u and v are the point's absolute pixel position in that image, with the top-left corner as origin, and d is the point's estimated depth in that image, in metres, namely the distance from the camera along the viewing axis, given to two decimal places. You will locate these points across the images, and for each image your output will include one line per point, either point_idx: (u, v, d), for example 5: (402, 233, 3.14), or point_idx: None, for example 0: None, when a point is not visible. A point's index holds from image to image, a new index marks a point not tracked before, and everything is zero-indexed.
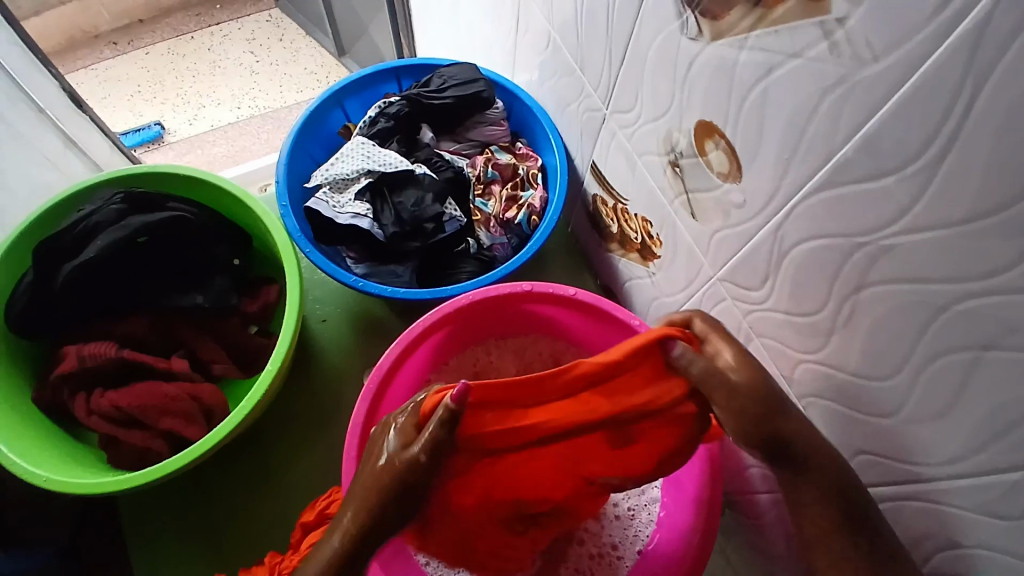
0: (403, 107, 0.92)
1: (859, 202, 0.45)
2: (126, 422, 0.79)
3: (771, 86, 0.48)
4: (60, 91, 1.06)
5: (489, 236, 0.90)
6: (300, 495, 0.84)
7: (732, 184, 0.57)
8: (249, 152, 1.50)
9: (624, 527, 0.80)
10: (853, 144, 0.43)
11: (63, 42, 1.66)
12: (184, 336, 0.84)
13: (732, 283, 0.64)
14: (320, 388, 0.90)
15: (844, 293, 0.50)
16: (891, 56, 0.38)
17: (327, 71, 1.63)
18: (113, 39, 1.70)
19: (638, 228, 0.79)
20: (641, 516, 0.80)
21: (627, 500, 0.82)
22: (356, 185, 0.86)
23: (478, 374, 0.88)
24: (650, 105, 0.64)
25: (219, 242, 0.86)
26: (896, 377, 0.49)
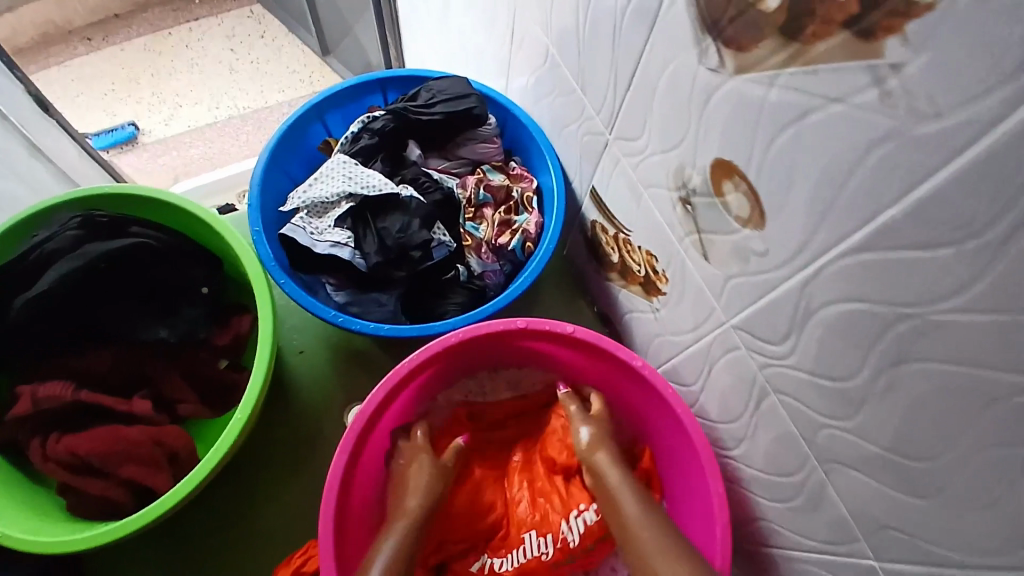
0: (389, 122, 0.85)
1: (906, 269, 0.40)
2: (83, 469, 0.71)
3: (806, 130, 0.42)
4: (25, 95, 0.97)
5: (480, 263, 0.83)
6: (274, 541, 0.76)
7: (754, 231, 0.51)
8: (228, 155, 1.43)
9: None
10: (901, 208, 0.38)
11: (33, 36, 1.50)
12: (150, 371, 0.78)
13: (748, 332, 0.58)
14: (294, 426, 0.82)
15: (881, 365, 0.45)
16: (959, 116, 0.33)
17: (310, 71, 1.55)
18: (87, 34, 1.55)
19: (641, 261, 0.72)
20: None
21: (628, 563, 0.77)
22: (337, 210, 0.79)
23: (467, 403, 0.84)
24: (660, 135, 0.59)
25: (191, 268, 0.79)
26: (941, 459, 0.45)
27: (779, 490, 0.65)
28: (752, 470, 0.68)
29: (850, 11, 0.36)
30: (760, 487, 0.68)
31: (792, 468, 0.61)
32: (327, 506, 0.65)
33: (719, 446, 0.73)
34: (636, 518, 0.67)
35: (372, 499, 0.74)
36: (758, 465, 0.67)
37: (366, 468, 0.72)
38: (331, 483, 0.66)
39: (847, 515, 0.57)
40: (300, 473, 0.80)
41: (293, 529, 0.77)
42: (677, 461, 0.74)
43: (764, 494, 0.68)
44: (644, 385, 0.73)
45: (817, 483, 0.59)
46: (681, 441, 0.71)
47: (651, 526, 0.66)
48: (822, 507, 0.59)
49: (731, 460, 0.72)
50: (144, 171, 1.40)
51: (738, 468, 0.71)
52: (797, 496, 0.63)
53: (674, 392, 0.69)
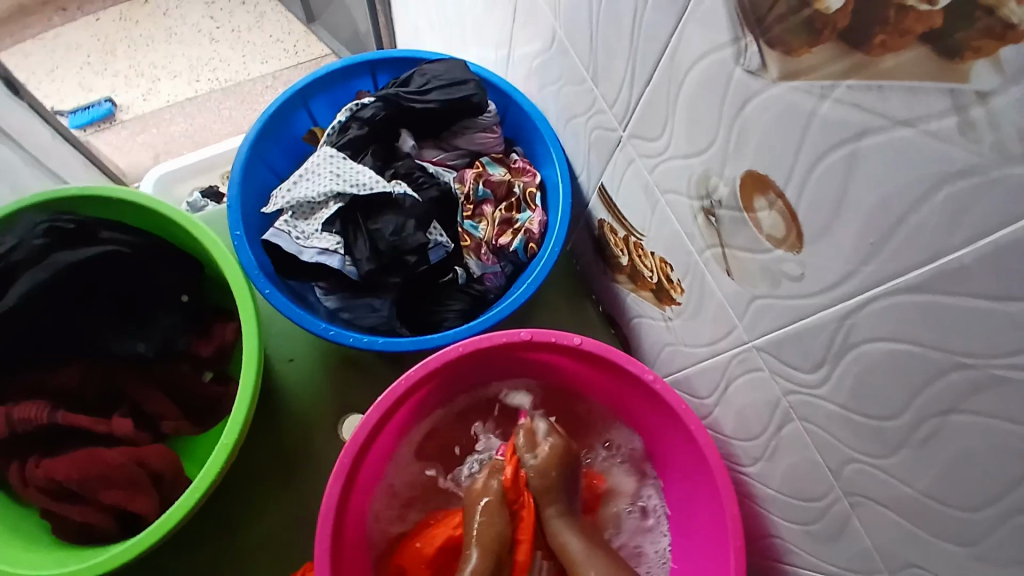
0: (379, 110, 0.78)
1: (969, 319, 0.35)
2: (64, 494, 0.68)
3: (861, 154, 0.37)
4: None
5: (480, 265, 0.78)
6: (269, 560, 0.72)
7: (790, 253, 0.46)
8: (210, 132, 1.35)
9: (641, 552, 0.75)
10: (972, 251, 0.33)
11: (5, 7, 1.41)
12: (135, 387, 0.74)
13: (774, 356, 0.53)
14: (283, 441, 0.77)
15: (928, 410, 0.41)
16: None
17: (295, 40, 1.45)
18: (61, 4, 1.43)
19: (654, 267, 0.67)
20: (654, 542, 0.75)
21: (626, 537, 0.76)
22: (325, 211, 0.73)
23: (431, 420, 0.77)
24: (684, 137, 0.53)
25: (166, 275, 0.74)
26: (982, 510, 0.41)
27: (797, 512, 0.60)
28: (768, 488, 0.63)
29: (933, 24, 0.30)
30: (775, 506, 0.63)
31: (814, 494, 0.56)
32: (321, 537, 0.61)
33: (733, 462, 0.68)
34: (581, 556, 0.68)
35: (364, 518, 0.70)
36: (775, 484, 0.62)
37: (360, 490, 0.68)
38: (325, 512, 0.61)
39: (871, 548, 0.52)
40: (289, 487, 0.75)
41: (288, 548, 0.73)
42: (688, 475, 0.70)
43: (779, 513, 0.63)
44: (653, 399, 0.68)
45: (840, 513, 0.54)
46: (693, 458, 0.67)
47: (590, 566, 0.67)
48: (844, 536, 0.55)
49: (746, 476, 0.66)
50: (123, 150, 1.32)
51: (751, 484, 0.66)
52: (817, 522, 0.58)
53: (684, 406, 0.64)
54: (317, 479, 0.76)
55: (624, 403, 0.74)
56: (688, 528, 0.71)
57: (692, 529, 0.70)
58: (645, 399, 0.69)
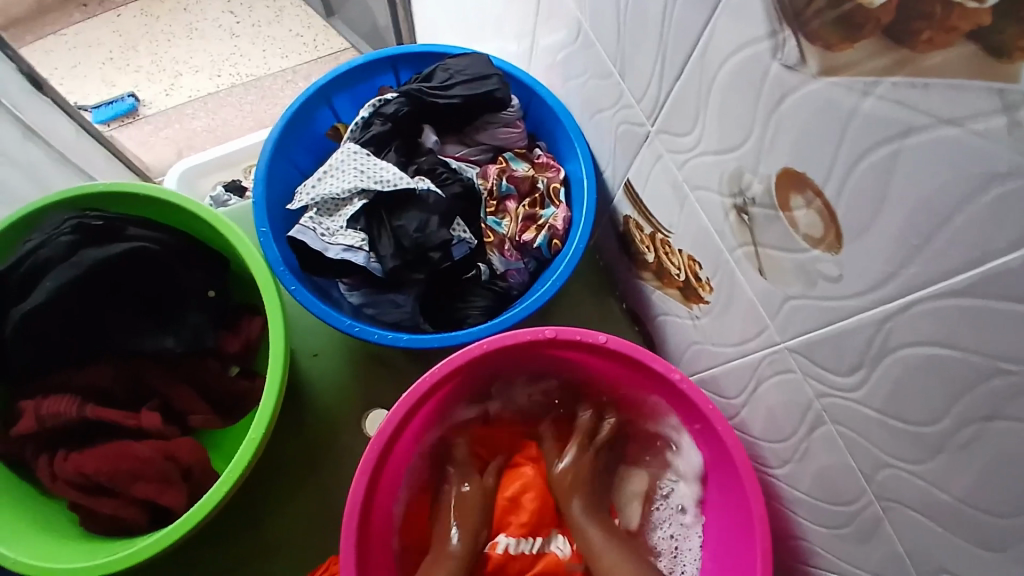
0: (402, 105, 0.78)
1: (1016, 325, 0.34)
2: (94, 488, 0.69)
3: (905, 152, 0.36)
4: (17, 73, 0.90)
5: (503, 262, 0.78)
6: (295, 553, 0.73)
7: (827, 253, 0.45)
8: (232, 127, 1.36)
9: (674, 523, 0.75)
10: (1021, 255, 0.32)
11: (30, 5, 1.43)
12: (161, 382, 0.75)
13: (806, 357, 0.52)
14: (309, 436, 0.78)
15: (967, 416, 0.40)
16: None
17: (314, 34, 1.45)
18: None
19: (682, 265, 0.66)
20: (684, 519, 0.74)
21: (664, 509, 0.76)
22: (349, 208, 0.73)
23: (459, 415, 0.77)
24: (715, 133, 0.52)
25: (193, 272, 0.75)
26: (1019, 518, 0.40)
27: (826, 515, 0.59)
28: (796, 491, 0.62)
29: (981, 21, 0.29)
30: (804, 508, 0.62)
31: (844, 498, 0.55)
32: (347, 532, 0.61)
33: (760, 463, 0.67)
34: (599, 545, 0.72)
35: (390, 513, 0.70)
36: (804, 487, 0.61)
37: (385, 488, 0.68)
38: (350, 510, 0.61)
39: (903, 553, 0.51)
40: (314, 482, 0.76)
41: (313, 541, 0.74)
42: (716, 476, 0.68)
43: (808, 516, 0.62)
44: (679, 399, 0.68)
45: (871, 518, 0.53)
46: (720, 459, 0.66)
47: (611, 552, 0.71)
48: (875, 540, 0.54)
49: (774, 478, 0.66)
50: (147, 145, 1.33)
51: (779, 486, 0.65)
52: (847, 525, 0.57)
53: (711, 407, 0.63)
54: (342, 472, 0.77)
55: (649, 401, 0.74)
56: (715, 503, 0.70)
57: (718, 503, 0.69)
58: (670, 397, 0.69)
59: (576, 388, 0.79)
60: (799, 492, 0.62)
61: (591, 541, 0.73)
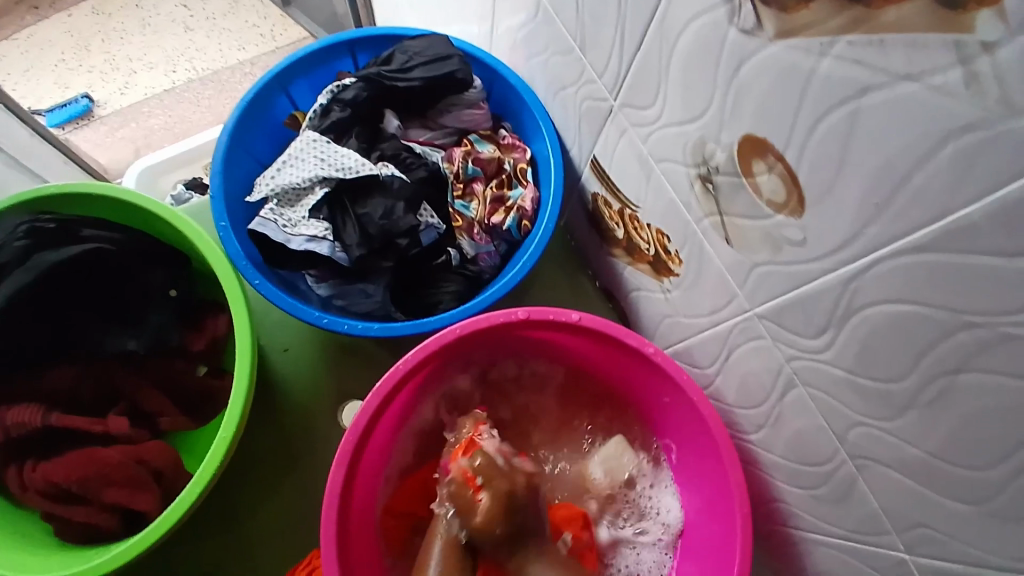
0: (361, 90, 0.76)
1: (979, 277, 0.34)
2: (63, 497, 0.67)
3: (863, 112, 0.36)
4: None
5: (473, 246, 0.76)
6: (275, 553, 0.72)
7: (791, 219, 0.45)
8: (191, 124, 1.31)
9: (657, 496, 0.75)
10: (980, 208, 0.33)
11: None
12: (127, 386, 0.72)
13: (776, 323, 0.52)
14: (283, 432, 0.76)
15: (934, 370, 0.40)
16: None
17: (272, 25, 1.40)
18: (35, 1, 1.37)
19: (651, 239, 0.66)
20: (664, 490, 0.75)
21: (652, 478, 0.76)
22: (311, 197, 0.71)
23: (445, 394, 0.78)
24: (677, 103, 0.51)
25: (153, 270, 0.73)
26: (988, 468, 0.41)
27: (802, 476, 0.60)
28: (772, 455, 0.63)
29: None
30: (781, 472, 0.63)
31: (819, 459, 0.56)
32: (327, 527, 0.60)
33: (737, 430, 0.67)
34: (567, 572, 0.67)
35: (371, 505, 0.69)
36: (779, 450, 0.62)
37: (363, 480, 0.67)
38: (331, 491, 0.61)
39: (879, 510, 0.52)
40: (292, 478, 0.75)
41: (293, 538, 0.73)
42: (694, 446, 0.69)
43: (784, 478, 0.63)
44: (655, 372, 0.68)
45: (846, 477, 0.54)
46: (698, 430, 0.67)
47: None
48: (850, 498, 0.55)
49: (749, 443, 0.66)
50: (103, 145, 1.28)
51: (756, 451, 0.66)
52: (822, 486, 0.58)
53: (686, 376, 0.64)
54: (320, 467, 0.76)
55: (626, 378, 0.74)
56: (694, 475, 0.71)
57: (697, 473, 0.70)
58: (646, 371, 0.69)
59: (551, 366, 0.79)
60: (771, 456, 0.63)
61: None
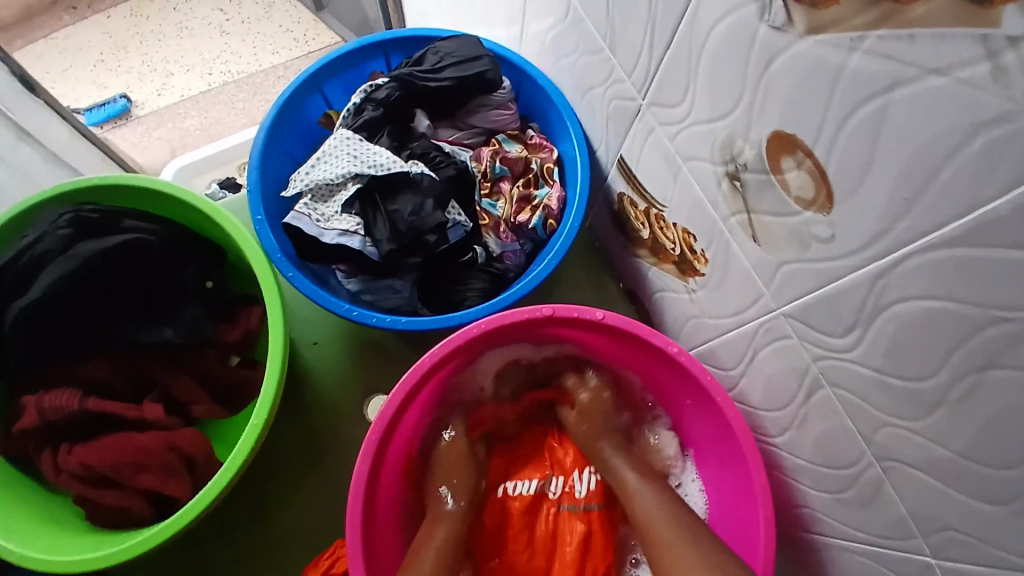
0: (393, 90, 0.78)
1: (1009, 273, 0.34)
2: (98, 480, 0.70)
3: (893, 106, 0.36)
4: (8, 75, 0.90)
5: (499, 243, 0.78)
6: (300, 542, 0.74)
7: (819, 214, 0.45)
8: (225, 125, 1.36)
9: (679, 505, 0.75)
10: (1009, 201, 0.33)
11: (20, 11, 1.41)
12: (162, 374, 0.75)
13: (803, 322, 0.52)
14: (311, 422, 0.78)
15: (962, 368, 0.40)
16: None
17: (305, 29, 1.44)
18: (72, 3, 1.43)
19: (677, 238, 0.66)
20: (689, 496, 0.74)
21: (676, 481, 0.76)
22: (344, 193, 0.73)
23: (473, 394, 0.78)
24: (705, 101, 0.52)
25: (186, 265, 0.75)
26: (1017, 468, 0.40)
27: (828, 480, 0.59)
28: (797, 458, 0.63)
29: None
30: (804, 475, 0.63)
31: (845, 461, 0.56)
32: (352, 514, 0.61)
33: (761, 433, 0.67)
34: (635, 486, 0.69)
35: (395, 498, 0.70)
36: (804, 454, 0.61)
37: (388, 471, 0.68)
38: (355, 491, 0.61)
39: (905, 514, 0.52)
40: (319, 466, 0.77)
41: (317, 527, 0.74)
42: (717, 449, 0.69)
43: (810, 483, 0.62)
44: (679, 372, 0.68)
45: (872, 480, 0.54)
46: (720, 430, 0.66)
47: (644, 492, 0.68)
48: (877, 502, 0.54)
49: (774, 447, 0.66)
50: (140, 146, 1.33)
51: (780, 455, 0.65)
52: (849, 489, 0.57)
53: (710, 377, 0.64)
54: (345, 457, 0.77)
55: (651, 379, 0.74)
56: (719, 482, 0.70)
57: (721, 479, 0.69)
58: (671, 371, 0.69)
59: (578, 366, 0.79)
60: (793, 458, 0.63)
61: (625, 481, 0.70)
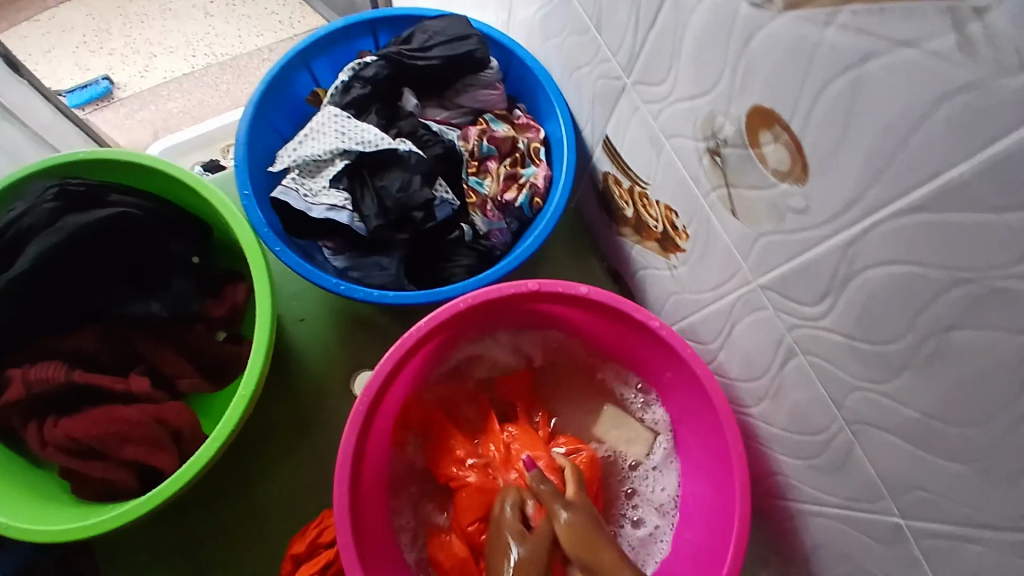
0: (382, 68, 0.78)
1: (971, 236, 0.37)
2: (84, 453, 0.70)
3: (866, 78, 0.38)
4: None
5: (486, 222, 0.79)
6: (287, 513, 0.75)
7: (794, 186, 0.47)
8: (209, 108, 1.35)
9: (656, 480, 0.78)
10: (971, 166, 0.35)
11: None
12: (148, 347, 0.75)
13: (779, 294, 0.54)
14: (298, 397, 0.79)
15: (929, 329, 0.42)
16: None
17: (290, 13, 1.42)
18: None
19: (660, 216, 0.68)
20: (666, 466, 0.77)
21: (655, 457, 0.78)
22: (331, 168, 0.74)
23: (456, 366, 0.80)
24: (689, 78, 0.53)
25: (174, 239, 0.75)
26: (979, 425, 0.43)
27: (801, 447, 0.62)
28: (772, 428, 0.65)
29: None
30: (779, 444, 0.65)
31: (817, 427, 0.58)
32: (340, 481, 0.62)
33: (737, 404, 0.70)
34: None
35: (381, 468, 0.72)
36: (779, 423, 0.64)
37: (375, 441, 0.69)
38: (343, 460, 0.63)
39: (875, 476, 0.54)
40: (306, 441, 0.77)
41: (305, 499, 0.75)
42: (695, 421, 0.71)
43: (784, 451, 0.65)
44: (659, 346, 0.70)
45: (842, 444, 0.56)
46: (699, 402, 0.68)
47: None
48: (849, 465, 0.57)
49: (750, 418, 0.68)
50: (124, 127, 1.32)
51: (756, 425, 0.68)
52: (820, 455, 0.60)
53: (690, 350, 0.66)
54: (333, 432, 0.78)
55: (632, 354, 0.76)
56: (697, 457, 0.72)
57: (700, 454, 0.72)
58: (652, 345, 0.71)
59: (561, 339, 0.81)
60: (765, 422, 0.66)
61: None
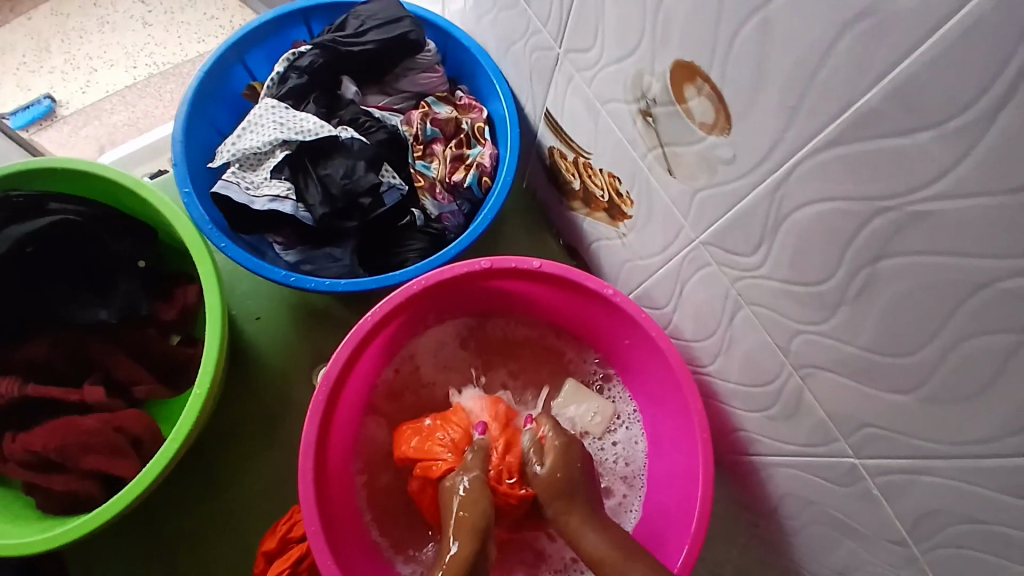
0: (317, 57, 0.77)
1: (887, 162, 0.38)
2: (43, 466, 0.68)
3: (772, 18, 0.39)
4: None
5: (436, 205, 0.78)
6: (256, 512, 0.74)
7: (721, 137, 0.48)
8: (153, 118, 1.30)
9: (625, 451, 0.78)
10: (879, 92, 0.36)
11: None
12: (101, 356, 0.73)
13: (719, 248, 0.55)
14: (258, 395, 0.78)
15: (859, 263, 0.43)
16: None
17: (231, 17, 1.40)
18: None
19: (604, 184, 0.68)
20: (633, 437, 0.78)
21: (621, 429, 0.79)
22: (272, 159, 0.73)
23: (415, 355, 0.81)
24: (614, 39, 0.54)
25: (120, 244, 0.74)
26: (917, 352, 0.44)
27: (757, 399, 0.63)
28: (729, 383, 0.66)
29: None
30: (737, 399, 0.67)
31: (769, 377, 0.60)
32: (303, 474, 0.61)
33: (695, 364, 0.70)
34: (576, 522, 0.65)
35: (348, 459, 0.71)
36: (734, 377, 0.65)
37: (339, 432, 0.69)
38: (304, 451, 0.62)
39: (826, 418, 0.56)
40: (271, 439, 0.76)
41: (275, 496, 0.74)
42: (655, 386, 0.72)
43: (741, 405, 0.66)
44: (615, 314, 0.71)
45: (794, 390, 0.57)
46: (659, 366, 0.69)
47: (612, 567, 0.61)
48: (802, 411, 0.58)
49: (708, 375, 0.69)
50: (68, 145, 1.28)
51: (714, 383, 0.69)
52: (773, 404, 0.61)
53: (644, 315, 0.67)
54: (297, 427, 0.77)
55: (589, 325, 0.77)
56: (660, 423, 0.74)
57: (664, 419, 0.73)
58: (608, 314, 0.72)
59: (519, 318, 0.82)
60: (721, 380, 0.68)
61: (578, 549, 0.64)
